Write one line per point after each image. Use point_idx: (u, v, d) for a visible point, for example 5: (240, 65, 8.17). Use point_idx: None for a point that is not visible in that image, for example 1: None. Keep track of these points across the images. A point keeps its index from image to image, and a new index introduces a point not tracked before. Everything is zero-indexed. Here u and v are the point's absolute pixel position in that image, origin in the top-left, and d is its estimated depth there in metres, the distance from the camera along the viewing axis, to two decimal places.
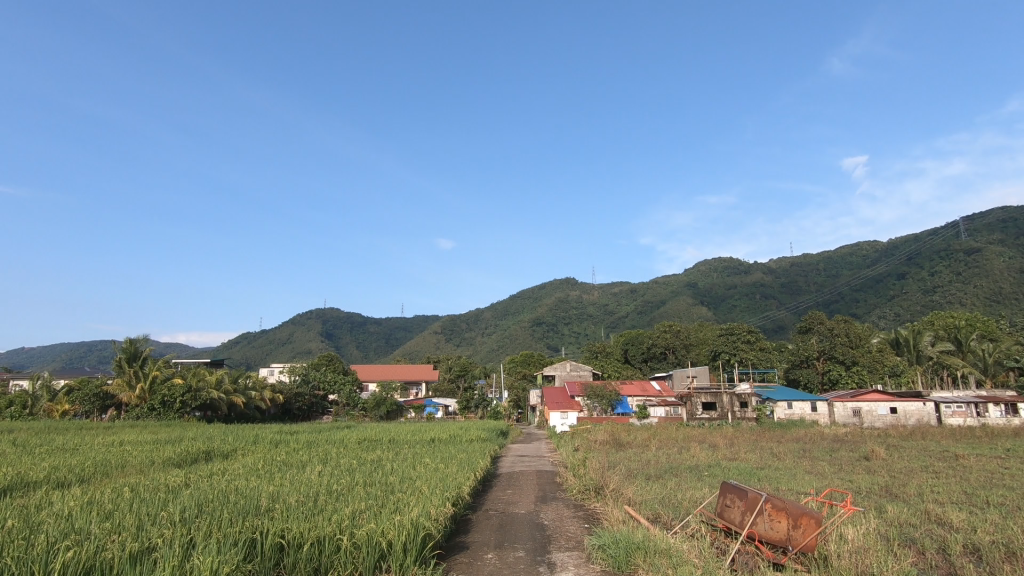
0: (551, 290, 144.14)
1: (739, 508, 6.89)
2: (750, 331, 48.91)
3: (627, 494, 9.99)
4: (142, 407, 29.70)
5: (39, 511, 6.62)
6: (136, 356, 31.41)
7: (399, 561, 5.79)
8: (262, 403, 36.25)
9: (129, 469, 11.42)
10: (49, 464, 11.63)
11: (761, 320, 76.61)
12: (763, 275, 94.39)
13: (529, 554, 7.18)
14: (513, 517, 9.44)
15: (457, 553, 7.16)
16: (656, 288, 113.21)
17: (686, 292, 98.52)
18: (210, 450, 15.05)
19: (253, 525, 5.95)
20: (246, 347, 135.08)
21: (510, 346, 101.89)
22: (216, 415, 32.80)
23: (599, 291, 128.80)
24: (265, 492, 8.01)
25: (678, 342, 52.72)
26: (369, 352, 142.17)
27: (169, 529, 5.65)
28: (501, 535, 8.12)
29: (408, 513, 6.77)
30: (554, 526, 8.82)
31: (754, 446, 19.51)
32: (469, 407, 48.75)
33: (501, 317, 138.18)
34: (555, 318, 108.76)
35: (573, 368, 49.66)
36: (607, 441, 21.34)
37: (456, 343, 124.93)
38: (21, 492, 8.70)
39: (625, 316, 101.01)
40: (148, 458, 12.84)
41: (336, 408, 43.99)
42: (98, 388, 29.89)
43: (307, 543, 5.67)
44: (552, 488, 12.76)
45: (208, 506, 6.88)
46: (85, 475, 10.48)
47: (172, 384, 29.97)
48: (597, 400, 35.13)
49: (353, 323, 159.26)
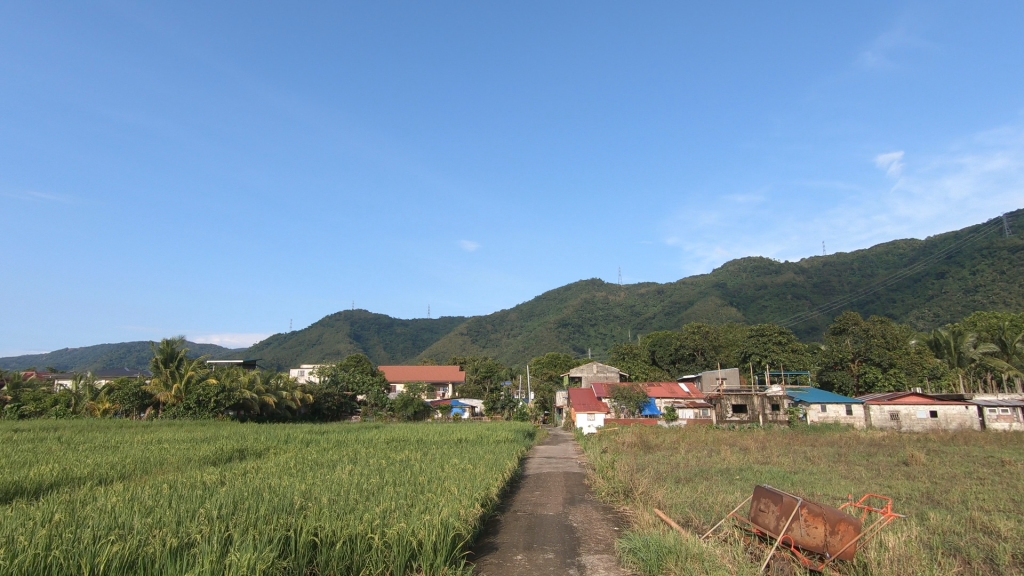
0: (576, 291, 143.51)
1: (774, 513, 6.76)
2: (781, 331, 47.82)
3: (656, 497, 9.86)
4: (178, 406, 30.59)
5: (85, 506, 6.89)
6: (173, 356, 32.41)
7: (429, 561, 5.79)
8: (294, 402, 36.97)
9: (168, 466, 11.83)
10: (94, 461, 12.11)
11: (792, 321, 75.16)
12: (796, 276, 91.89)
13: (559, 557, 7.12)
14: (541, 518, 9.43)
15: (487, 554, 7.13)
16: (684, 288, 111.97)
17: (714, 292, 96.83)
18: (244, 447, 15.61)
19: (288, 523, 6.06)
20: (277, 347, 138.28)
21: (535, 348, 102.17)
22: (248, 415, 33.57)
23: (625, 291, 128.06)
24: (297, 490, 8.21)
25: (706, 343, 52.16)
26: (397, 352, 144.28)
27: (206, 525, 5.77)
28: (529, 536, 8.12)
29: (437, 513, 6.79)
30: (583, 528, 8.77)
31: (787, 450, 19.13)
32: (496, 407, 49.21)
33: (527, 317, 138.66)
34: (581, 319, 108.16)
35: (600, 370, 49.51)
36: (636, 443, 21.24)
37: (482, 344, 125.77)
38: (67, 486, 9.12)
39: (652, 317, 100.29)
40: (186, 456, 13.25)
41: (365, 408, 44.57)
42: (137, 388, 30.84)
43: (339, 541, 5.74)
44: (582, 489, 12.73)
45: (244, 503, 7.05)
46: (126, 471, 10.88)
47: (207, 384, 30.96)
48: (625, 402, 34.98)
49: (383, 325, 161.64)
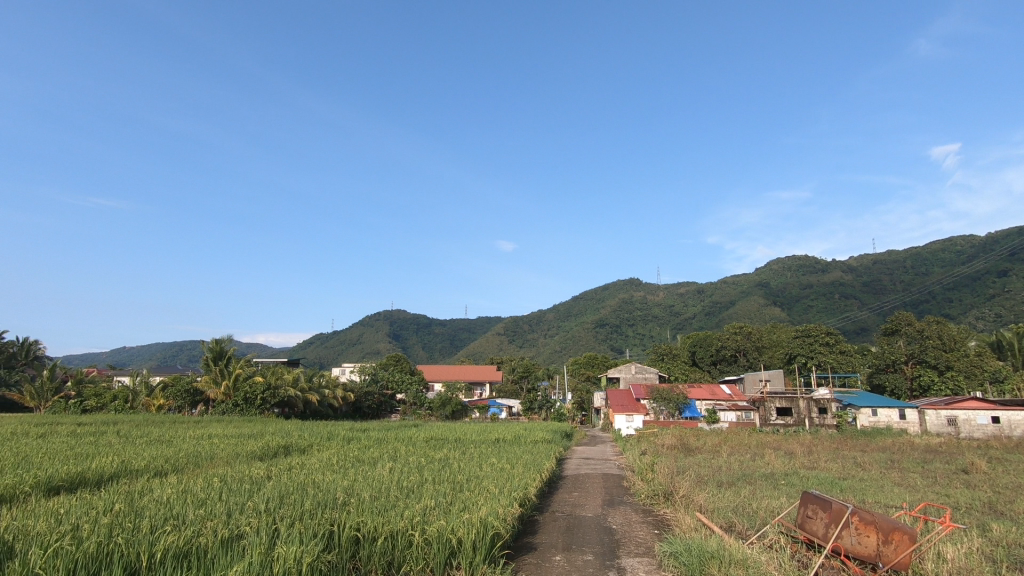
0: (614, 291, 142.01)
1: (822, 520, 6.53)
2: (828, 332, 45.97)
3: (698, 500, 9.68)
4: (227, 403, 31.76)
5: (144, 496, 7.26)
6: (221, 355, 33.65)
7: (468, 559, 5.83)
8: (335, 400, 37.83)
9: (218, 460, 12.29)
10: (149, 454, 12.67)
11: (840, 321, 72.40)
12: (844, 275, 88.52)
13: (598, 558, 7.07)
14: (580, 519, 9.38)
15: (526, 554, 7.14)
16: (725, 287, 109.34)
17: (757, 292, 94.24)
18: (289, 443, 16.09)
19: (332, 517, 6.21)
20: (319, 347, 141.82)
21: (572, 348, 101.73)
22: (292, 412, 34.55)
23: (664, 291, 125.93)
24: (340, 485, 8.43)
25: (749, 345, 50.92)
26: (435, 352, 145.93)
27: (255, 518, 5.97)
28: (568, 537, 8.08)
29: (476, 512, 6.83)
30: (623, 530, 8.67)
31: (836, 455, 18.44)
32: (533, 408, 49.20)
33: (564, 317, 138.07)
34: (618, 319, 107.02)
35: (638, 370, 48.90)
36: (675, 446, 20.87)
37: (519, 344, 125.93)
38: (126, 478, 9.59)
39: (692, 317, 98.33)
40: (235, 451, 13.74)
41: (404, 408, 45.27)
42: (189, 384, 32.18)
43: (381, 537, 5.86)
44: (621, 491, 12.59)
45: (290, 498, 7.26)
46: (179, 464, 11.35)
47: (254, 381, 32.05)
48: (664, 404, 34.42)
49: (421, 325, 163.80)
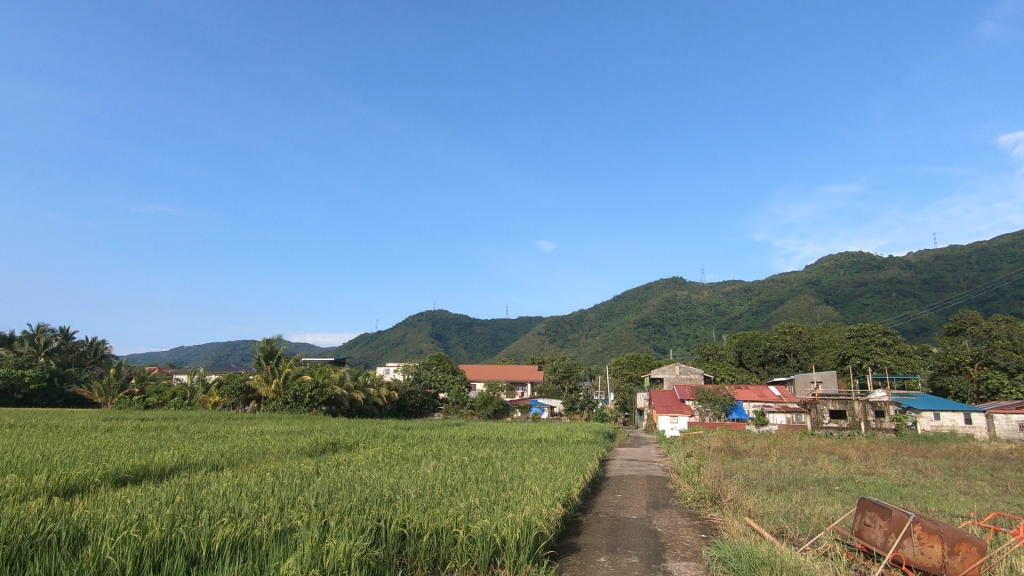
0: (657, 290, 139.74)
1: (881, 528, 6.26)
2: (885, 332, 43.91)
3: (746, 505, 9.41)
4: (277, 400, 32.91)
5: (203, 489, 7.60)
6: (272, 354, 34.89)
7: (513, 558, 5.82)
8: (380, 399, 38.59)
9: (269, 456, 12.73)
10: (206, 449, 13.22)
11: (898, 321, 69.02)
12: (902, 272, 84.29)
13: (643, 561, 6.97)
14: (624, 521, 9.27)
15: (570, 555, 7.10)
16: (773, 285, 105.92)
17: (807, 290, 90.91)
18: (337, 441, 16.50)
19: (379, 513, 6.34)
20: (364, 347, 145.01)
21: (614, 348, 100.69)
22: (339, 410, 35.48)
23: (709, 290, 123.06)
24: (386, 482, 8.61)
25: (799, 345, 49.26)
26: (477, 352, 147.06)
27: (305, 512, 6.16)
28: (613, 539, 8.00)
29: (520, 512, 6.84)
30: (669, 533, 8.52)
31: (895, 461, 17.60)
32: (575, 408, 48.96)
33: (606, 317, 136.75)
34: (662, 319, 105.19)
35: (682, 371, 47.96)
36: (722, 448, 20.36)
37: (560, 344, 125.46)
38: (186, 471, 10.05)
39: (738, 317, 95.74)
40: (285, 447, 14.20)
41: (447, 407, 45.88)
42: (242, 382, 33.50)
43: (426, 533, 5.95)
44: (666, 493, 12.37)
45: (338, 493, 7.46)
46: (234, 459, 11.82)
47: (302, 379, 33.08)
48: (710, 405, 33.62)
49: (463, 324, 165.45)
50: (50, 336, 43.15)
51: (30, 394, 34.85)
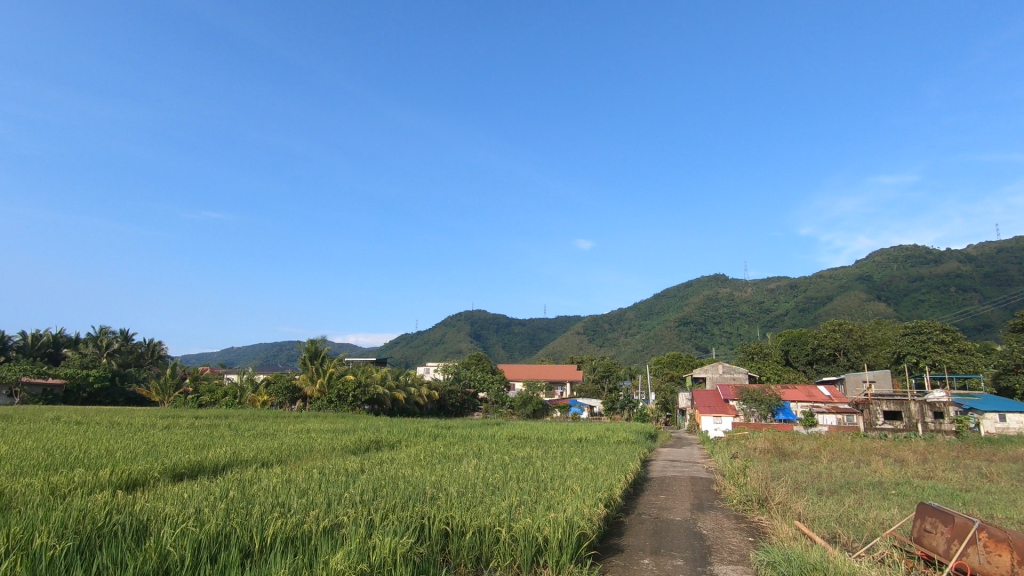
0: (698, 288, 136.92)
1: (943, 535, 5.96)
2: (944, 329, 41.76)
3: (796, 509, 9.11)
4: (322, 399, 33.85)
5: (254, 484, 7.89)
6: (316, 355, 35.92)
7: (555, 558, 5.81)
8: (421, 398, 39.13)
9: (316, 453, 13.12)
10: (256, 446, 13.68)
11: (958, 318, 65.56)
12: (961, 265, 79.96)
13: (689, 564, 6.85)
14: (668, 523, 9.12)
15: (612, 555, 7.03)
16: (821, 281, 102.20)
17: (857, 286, 87.33)
18: (380, 439, 16.81)
19: (422, 511, 6.43)
20: (404, 347, 147.27)
21: (654, 347, 99.22)
22: (381, 409, 36.19)
23: (752, 287, 119.77)
24: (429, 480, 8.74)
25: (850, 343, 47.39)
26: (515, 351, 147.44)
27: (351, 509, 6.30)
28: (656, 541, 7.87)
29: (562, 512, 6.81)
30: (715, 536, 8.33)
31: (956, 464, 16.69)
32: (615, 408, 48.51)
33: (646, 316, 134.88)
34: (703, 317, 102.96)
35: (726, 370, 46.79)
36: (768, 450, 19.76)
37: (599, 343, 124.44)
38: (238, 467, 10.46)
39: (784, 315, 92.83)
40: (330, 445, 14.56)
41: (486, 406, 46.22)
42: (289, 382, 34.60)
43: (469, 531, 6.00)
44: (710, 496, 12.08)
45: (383, 490, 7.62)
46: (282, 456, 12.22)
47: (345, 379, 33.91)
48: (755, 405, 32.74)
49: (501, 324, 166.08)
50: (111, 338, 45.58)
51: (95, 393, 36.84)
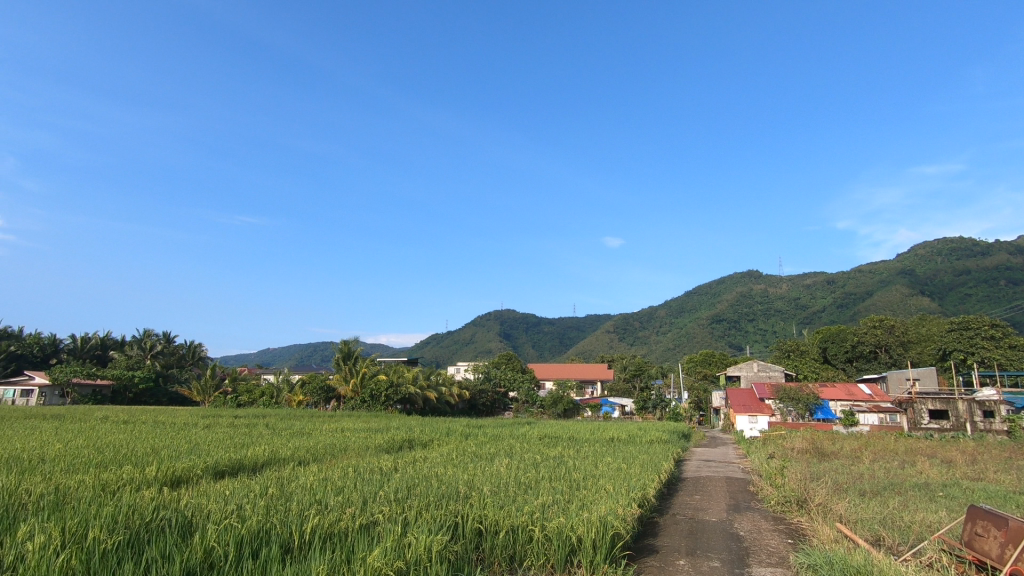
0: (731, 285, 134.28)
1: (996, 539, 5.71)
2: (993, 324, 40.01)
3: (837, 510, 8.86)
4: (356, 399, 34.44)
5: (292, 482, 8.09)
6: (350, 355, 36.56)
7: (589, 558, 5.76)
8: (452, 397, 39.41)
9: (351, 452, 13.33)
10: (293, 445, 14.00)
11: (1008, 312, 62.68)
12: (1011, 258, 76.40)
13: (726, 565, 6.73)
14: (703, 524, 8.97)
15: (647, 556, 6.96)
16: (860, 276, 99.04)
17: (899, 280, 84.32)
18: (413, 438, 16.99)
19: (456, 509, 6.48)
20: (435, 347, 148.52)
21: (686, 345, 97.78)
22: (413, 408, 36.59)
23: (787, 282, 116.91)
24: (461, 478, 8.82)
25: (891, 339, 45.82)
26: (545, 351, 147.18)
27: (386, 507, 6.38)
28: (692, 542, 7.75)
29: (596, 511, 6.78)
30: (753, 537, 8.16)
31: (1009, 465, 15.94)
32: (647, 407, 47.97)
33: (677, 313, 132.98)
34: (737, 314, 100.97)
35: (761, 368, 45.76)
36: (806, 450, 19.26)
37: (630, 342, 123.25)
38: (276, 465, 10.73)
39: (821, 311, 90.33)
40: (364, 444, 14.77)
41: (517, 405, 46.27)
42: (324, 382, 35.30)
43: (502, 530, 6.03)
44: (747, 496, 11.84)
45: (416, 488, 7.72)
46: (318, 454, 12.46)
47: (378, 379, 34.42)
48: (792, 403, 32.00)
49: (530, 324, 166.00)
50: (155, 340, 47.32)
51: (140, 393, 38.23)
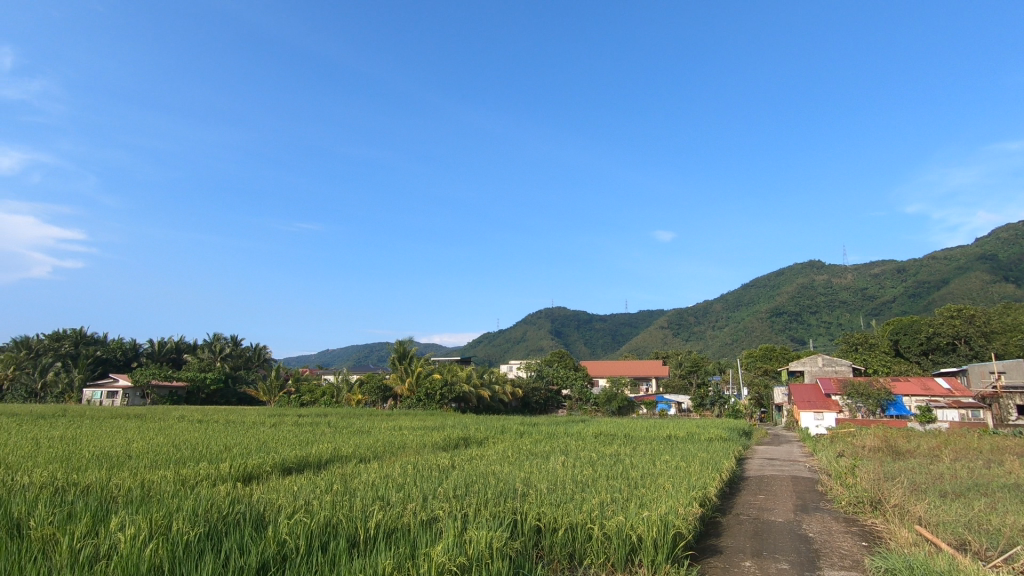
0: (791, 276, 128.86)
1: None
2: None
3: (915, 512, 8.35)
4: (412, 398, 35.23)
5: (355, 478, 8.36)
6: (405, 355, 37.41)
7: (650, 557, 5.68)
8: (505, 395, 39.67)
9: (409, 450, 13.62)
10: (354, 442, 14.48)
11: None
12: None
13: (795, 568, 6.47)
14: (769, 524, 8.65)
15: (711, 556, 6.80)
16: (935, 263, 92.87)
17: (978, 266, 78.55)
18: (468, 436, 17.18)
19: (515, 507, 6.52)
20: (488, 346, 149.99)
21: (744, 340, 94.66)
22: (467, 407, 37.12)
23: (853, 272, 111.03)
24: (519, 476, 8.86)
25: (971, 330, 42.81)
26: (597, 348, 146.00)
27: (446, 503, 6.49)
28: (758, 543, 7.49)
29: (656, 510, 6.67)
30: (823, 539, 7.82)
31: None
32: (704, 404, 46.78)
33: (734, 307, 128.87)
34: (798, 307, 96.80)
35: (826, 363, 43.67)
36: (879, 448, 18.26)
37: (685, 337, 120.50)
38: (337, 462, 11.11)
39: (891, 302, 85.35)
40: (422, 442, 15.06)
41: (570, 402, 46.07)
42: (380, 381, 36.26)
43: (561, 528, 6.01)
44: (815, 496, 11.37)
45: (475, 486, 7.81)
46: (378, 452, 12.80)
47: (433, 378, 35.07)
48: (862, 399, 30.40)
49: (582, 321, 165.01)
50: (224, 343, 49.94)
51: (211, 394, 40.58)
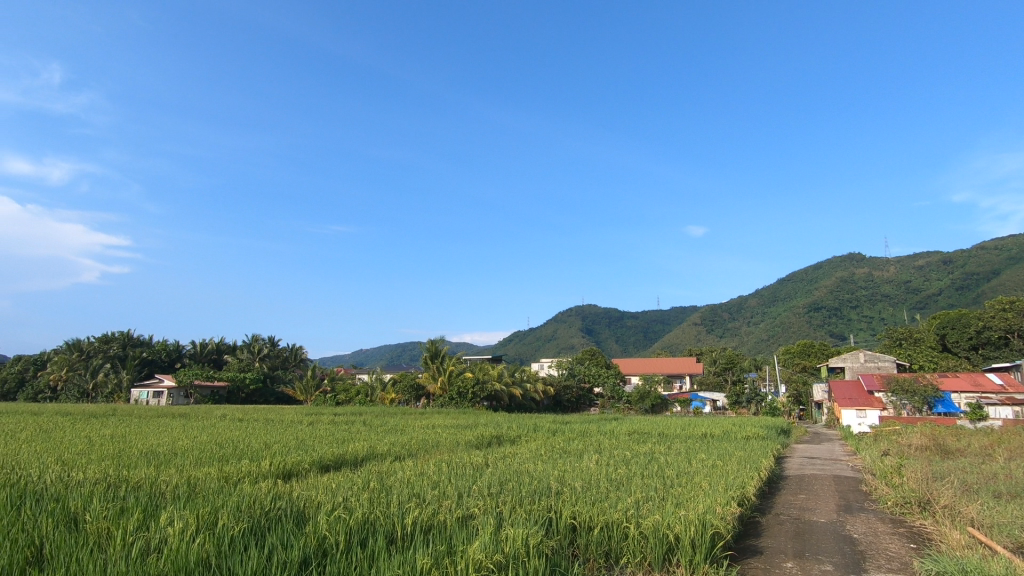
0: (829, 269, 125.04)
1: None
2: None
3: (967, 514, 8.01)
4: (444, 396, 35.56)
5: (390, 475, 8.48)
6: (436, 354, 37.74)
7: (688, 557, 5.59)
8: (537, 394, 39.67)
9: (443, 448, 13.74)
10: (388, 441, 14.68)
11: None
12: None
13: (840, 570, 6.29)
14: (810, 524, 8.43)
15: (750, 557, 6.67)
16: (984, 253, 88.79)
17: None
18: (500, 434, 17.22)
19: (549, 505, 6.52)
20: (518, 344, 150.25)
21: (781, 336, 92.43)
22: (499, 405, 37.25)
23: (896, 264, 107.09)
24: (552, 474, 8.85)
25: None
26: (629, 346, 144.66)
27: (480, 500, 6.54)
28: (800, 543, 7.30)
29: (693, 509, 6.56)
30: (868, 540, 7.58)
31: None
32: (740, 402, 45.86)
33: (770, 302, 125.87)
34: (837, 301, 93.94)
35: (868, 359, 42.26)
36: (927, 446, 17.58)
37: (719, 333, 118.37)
38: (373, 460, 11.29)
39: (938, 295, 81.98)
40: (455, 440, 15.17)
41: (603, 400, 45.78)
42: (413, 380, 36.70)
43: (596, 526, 5.98)
44: (859, 496, 11.01)
45: (509, 484, 7.83)
46: (412, 450, 12.94)
47: (465, 377, 35.33)
48: (907, 396, 29.35)
49: (613, 318, 163.68)
50: (262, 344, 51.31)
51: (251, 393, 41.81)
